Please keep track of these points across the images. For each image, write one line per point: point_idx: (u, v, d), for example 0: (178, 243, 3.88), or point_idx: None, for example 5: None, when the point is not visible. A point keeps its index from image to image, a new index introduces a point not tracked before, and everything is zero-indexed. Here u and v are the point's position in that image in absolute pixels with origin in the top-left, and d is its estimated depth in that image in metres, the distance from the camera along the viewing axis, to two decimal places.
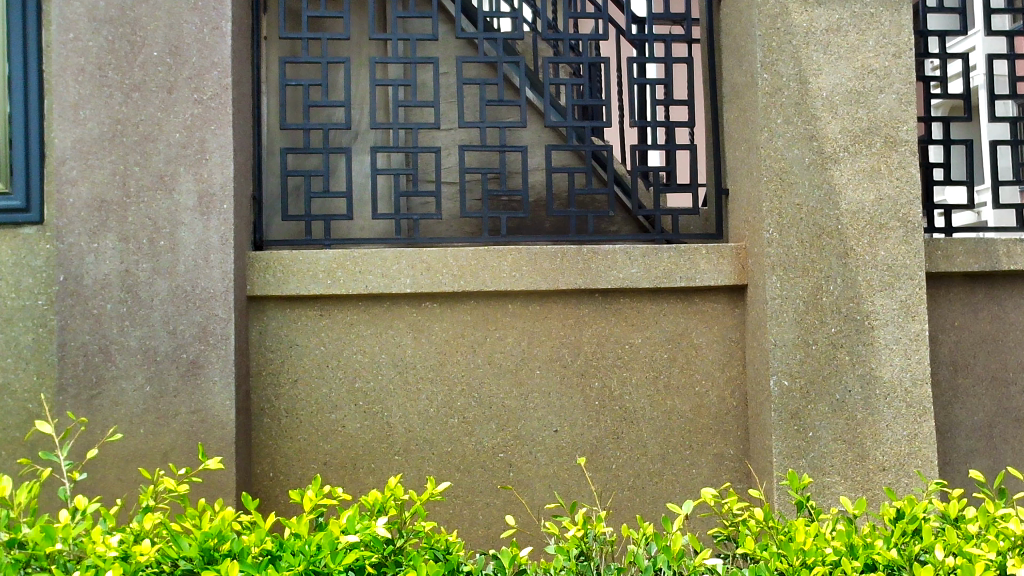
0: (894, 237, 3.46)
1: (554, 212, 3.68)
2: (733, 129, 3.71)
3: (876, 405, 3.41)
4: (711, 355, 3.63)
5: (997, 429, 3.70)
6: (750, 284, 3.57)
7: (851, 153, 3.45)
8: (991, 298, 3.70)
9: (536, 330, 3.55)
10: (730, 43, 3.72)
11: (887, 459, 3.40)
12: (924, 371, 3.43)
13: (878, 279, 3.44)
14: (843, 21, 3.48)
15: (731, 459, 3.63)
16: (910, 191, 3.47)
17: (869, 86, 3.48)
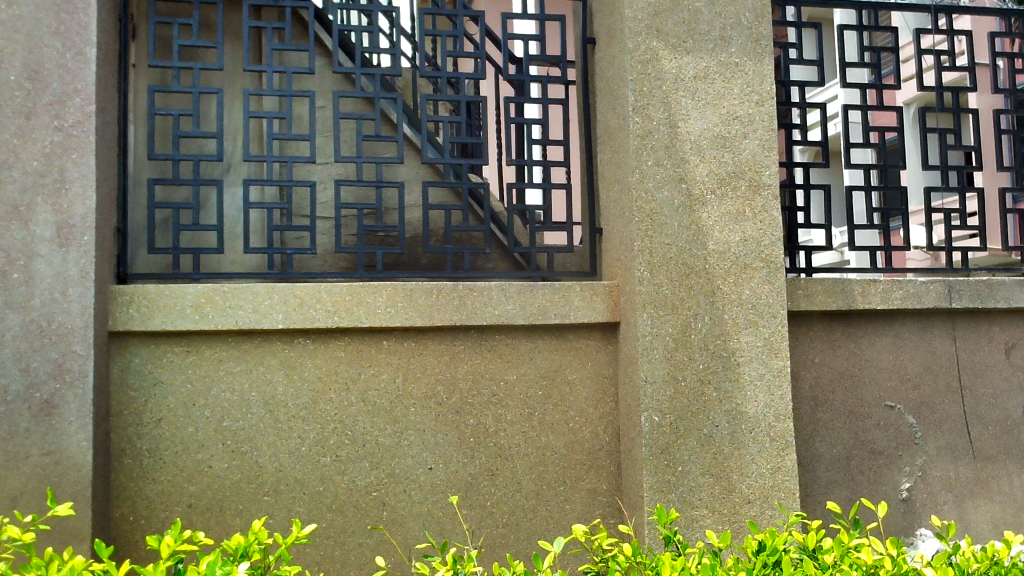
0: (758, 277, 3.59)
1: (430, 249, 3.68)
2: (607, 169, 3.80)
3: (742, 439, 3.51)
4: (584, 392, 3.68)
5: (855, 461, 3.85)
6: (621, 321, 3.64)
7: (718, 195, 3.58)
8: (848, 336, 3.88)
9: (411, 366, 3.52)
10: (604, 85, 3.82)
11: (752, 492, 3.51)
12: (786, 406, 3.57)
13: (743, 317, 3.56)
14: (710, 69, 3.63)
15: (603, 494, 3.67)
16: (773, 233, 3.62)
17: (734, 131, 3.63)
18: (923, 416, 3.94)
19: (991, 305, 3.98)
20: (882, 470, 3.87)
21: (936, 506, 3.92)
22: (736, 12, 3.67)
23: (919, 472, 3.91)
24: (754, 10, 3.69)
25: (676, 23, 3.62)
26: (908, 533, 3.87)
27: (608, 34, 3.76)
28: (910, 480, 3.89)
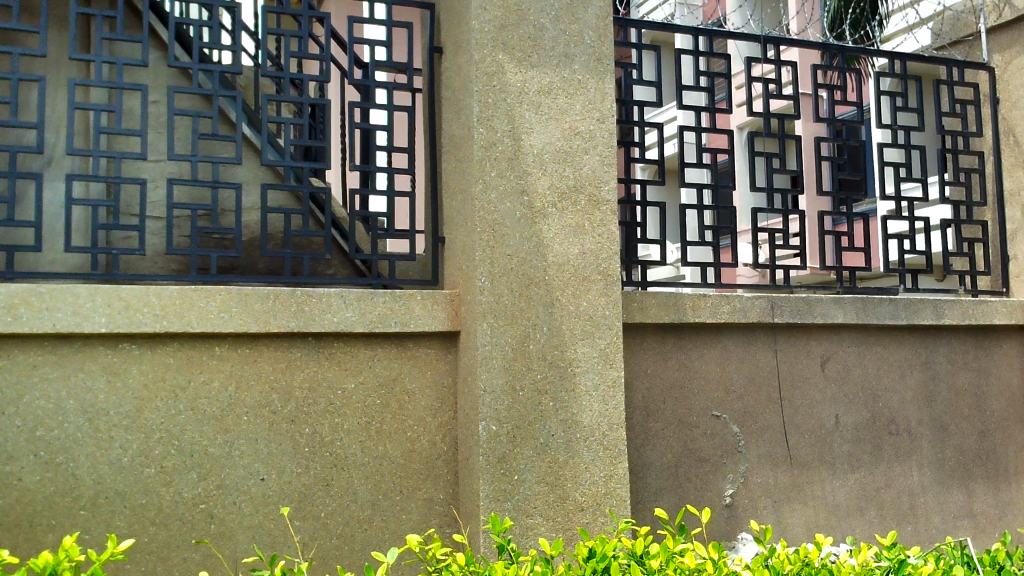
0: (595, 289, 3.68)
1: (267, 253, 3.57)
2: (451, 178, 3.80)
3: (576, 448, 3.59)
4: (423, 401, 3.67)
5: (683, 469, 4.00)
6: (462, 330, 3.65)
7: (558, 209, 3.65)
8: (679, 347, 4.03)
9: (244, 374, 3.41)
10: (450, 95, 3.83)
11: (586, 499, 3.58)
12: (619, 415, 3.67)
13: (580, 328, 3.64)
14: (553, 85, 3.70)
15: (440, 503, 3.66)
16: (610, 247, 3.72)
17: (576, 146, 3.71)
18: (747, 425, 4.14)
19: (810, 320, 4.21)
20: (708, 477, 4.04)
21: (756, 510, 4.11)
22: (579, 30, 3.76)
23: (741, 479, 4.09)
24: (597, 29, 3.79)
25: (522, 37, 3.67)
26: (731, 537, 4.04)
27: (454, 44, 3.78)
28: (733, 487, 4.08)
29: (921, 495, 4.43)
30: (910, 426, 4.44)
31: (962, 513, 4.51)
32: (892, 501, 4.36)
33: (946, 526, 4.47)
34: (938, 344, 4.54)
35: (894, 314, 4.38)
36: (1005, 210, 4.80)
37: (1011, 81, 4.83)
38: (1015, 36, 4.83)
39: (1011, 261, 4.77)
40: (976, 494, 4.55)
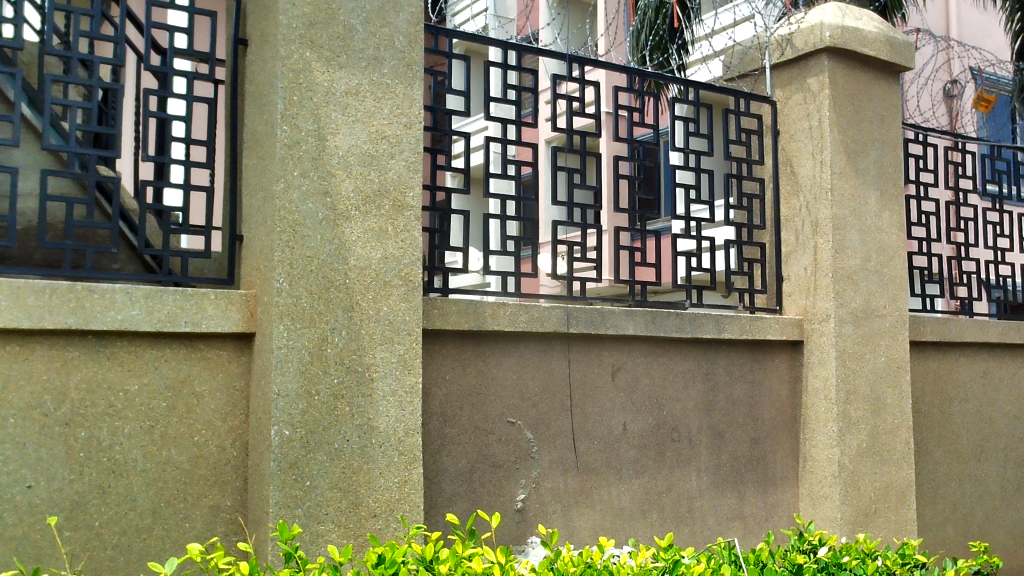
0: (396, 294, 3.68)
1: (45, 243, 3.33)
2: (251, 176, 3.69)
3: (371, 453, 3.56)
4: (212, 404, 3.53)
5: (477, 474, 4.05)
6: (257, 332, 3.54)
7: (361, 212, 3.62)
8: (477, 355, 4.09)
9: (13, 373, 3.16)
10: (254, 89, 3.71)
11: (378, 505, 3.57)
12: (415, 421, 3.67)
13: (380, 333, 3.62)
14: (361, 87, 3.67)
15: (226, 510, 3.54)
16: (412, 252, 3.73)
17: (381, 150, 3.69)
18: (540, 431, 4.25)
19: (603, 331, 4.38)
20: (501, 482, 4.11)
21: (545, 515, 4.23)
22: (390, 34, 3.75)
23: (533, 484, 4.20)
24: (408, 35, 3.79)
25: (331, 37, 3.62)
26: (520, 541, 4.14)
27: (260, 38, 3.67)
28: (525, 492, 4.17)
29: (698, 498, 4.70)
30: (690, 433, 4.71)
31: (733, 515, 4.82)
32: (671, 504, 4.60)
33: (718, 528, 4.76)
34: (718, 356, 4.84)
35: (680, 327, 4.63)
36: (781, 233, 5.18)
37: (790, 115, 5.23)
38: (794, 74, 5.24)
39: (785, 280, 5.16)
40: (746, 497, 4.88)
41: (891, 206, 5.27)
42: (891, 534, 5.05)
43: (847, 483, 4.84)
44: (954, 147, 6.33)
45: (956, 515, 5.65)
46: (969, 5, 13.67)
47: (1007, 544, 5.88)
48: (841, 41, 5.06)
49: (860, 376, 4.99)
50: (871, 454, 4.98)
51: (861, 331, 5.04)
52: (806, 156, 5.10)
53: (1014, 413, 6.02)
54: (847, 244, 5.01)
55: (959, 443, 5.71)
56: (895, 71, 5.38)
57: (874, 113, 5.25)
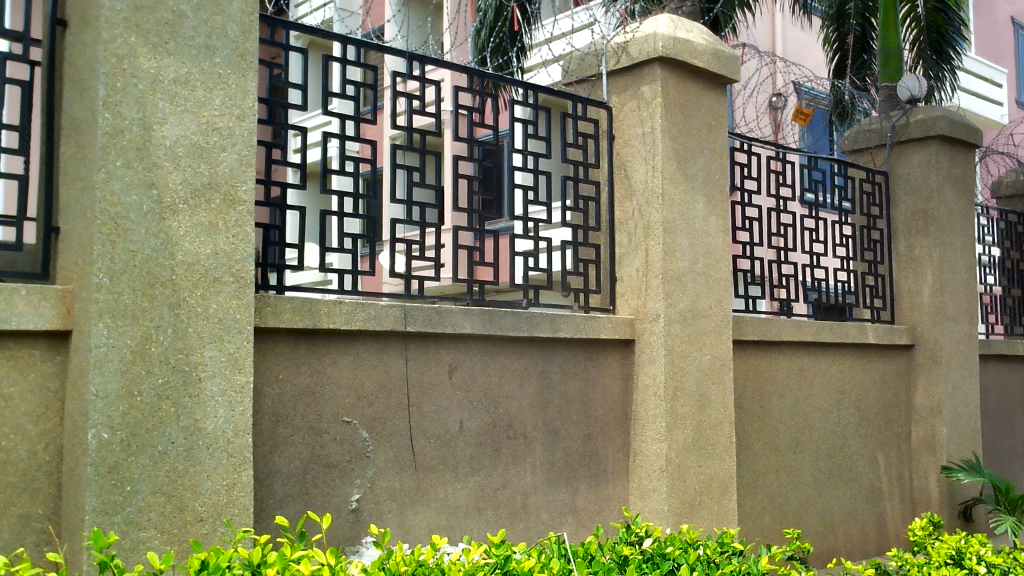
0: (226, 291, 3.56)
1: None
2: (69, 164, 3.48)
3: (198, 456, 3.44)
4: (22, 407, 3.31)
5: (309, 475, 3.98)
6: (74, 330, 3.35)
7: (190, 206, 3.49)
8: (311, 353, 4.02)
9: None
10: (73, 73, 3.51)
11: (204, 509, 3.45)
12: (245, 422, 3.57)
13: (208, 332, 3.50)
14: (191, 76, 3.53)
15: (37, 519, 3.33)
16: (244, 248, 3.62)
17: (212, 142, 3.57)
18: (376, 430, 4.22)
19: (441, 330, 4.39)
20: (335, 482, 4.06)
21: (380, 514, 4.20)
22: (222, 23, 3.62)
23: (368, 484, 4.17)
24: (242, 24, 3.68)
25: (158, 22, 3.46)
26: (353, 542, 4.10)
27: (80, 20, 3.48)
28: (359, 492, 4.13)
29: (533, 494, 4.78)
30: (525, 430, 4.78)
31: (565, 510, 4.93)
32: (506, 501, 4.66)
33: (552, 522, 4.86)
34: (553, 354, 4.94)
35: (517, 326, 4.70)
36: (615, 235, 5.35)
37: (625, 121, 5.40)
38: (629, 82, 5.41)
39: (618, 281, 5.32)
40: (579, 493, 5.00)
41: (718, 212, 5.52)
42: (713, 524, 5.29)
43: (673, 476, 5.05)
44: (776, 156, 6.69)
45: (773, 504, 5.98)
46: (792, 24, 14.51)
47: (818, 531, 6.28)
48: (673, 52, 5.26)
49: (687, 374, 5.21)
50: (695, 448, 5.21)
51: (689, 331, 5.26)
52: (639, 161, 5.29)
53: (826, 408, 6.43)
54: (676, 247, 5.22)
55: (776, 436, 6.05)
56: (723, 82, 5.63)
57: (703, 122, 5.49)
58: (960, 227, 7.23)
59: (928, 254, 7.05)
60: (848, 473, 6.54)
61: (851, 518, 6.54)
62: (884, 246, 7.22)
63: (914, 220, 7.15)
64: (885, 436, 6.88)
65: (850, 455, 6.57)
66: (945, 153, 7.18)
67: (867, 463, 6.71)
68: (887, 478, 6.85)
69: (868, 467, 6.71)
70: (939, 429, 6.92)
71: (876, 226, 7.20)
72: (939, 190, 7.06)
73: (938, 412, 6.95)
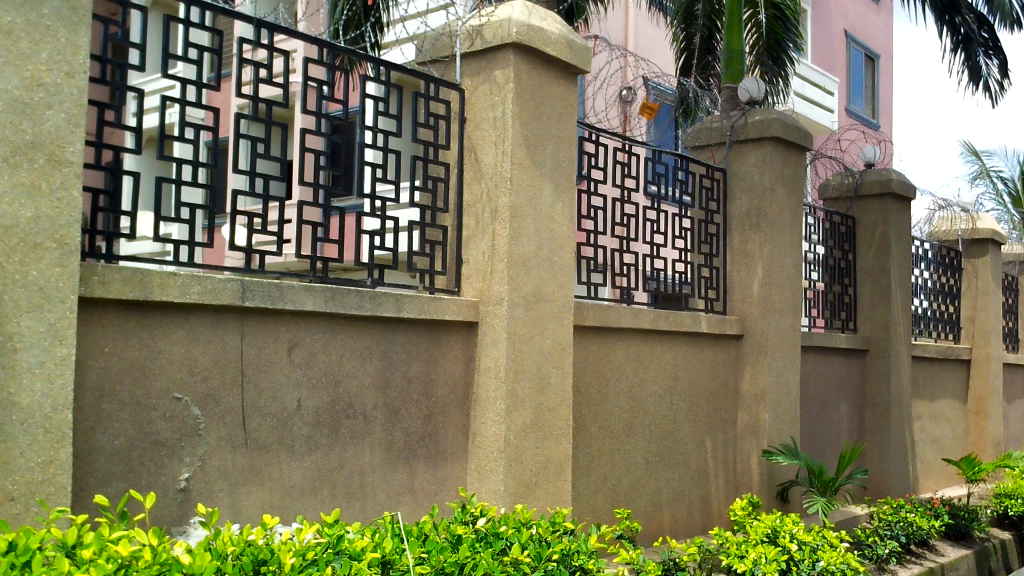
0: (48, 257, 3.36)
1: None
2: None
3: (10, 432, 3.24)
4: None
5: (135, 453, 3.82)
6: None
7: (9, 165, 3.27)
8: (141, 326, 3.86)
9: None
10: None
11: (16, 488, 3.25)
12: (65, 397, 3.38)
13: (26, 300, 3.30)
14: (15, 26, 3.31)
15: None
16: (70, 213, 3.41)
17: (37, 99, 3.35)
18: (208, 408, 4.09)
19: (281, 306, 4.30)
20: (163, 461, 3.91)
21: (209, 493, 4.08)
22: None
23: (198, 463, 4.04)
24: None
25: None
26: (180, 522, 3.97)
27: None
28: (189, 471, 4.00)
29: (370, 474, 4.75)
30: (365, 410, 4.74)
31: (403, 490, 4.93)
32: (343, 481, 4.62)
33: (388, 503, 4.85)
34: (396, 335, 4.92)
35: (360, 305, 4.65)
36: (462, 218, 5.38)
37: (476, 104, 5.43)
38: (482, 65, 5.43)
39: (463, 264, 5.35)
40: (417, 472, 5.00)
41: (563, 199, 5.62)
42: (548, 504, 5.41)
43: (511, 457, 5.13)
44: (622, 148, 6.86)
45: (605, 485, 6.18)
46: (644, 20, 14.93)
47: (647, 511, 6.53)
48: (526, 39, 5.31)
49: (527, 357, 5.30)
50: (533, 430, 5.31)
51: (531, 315, 5.34)
52: (489, 145, 5.32)
53: (659, 393, 6.68)
54: (522, 232, 5.29)
55: (611, 420, 6.24)
56: (574, 72, 5.72)
57: (553, 110, 5.57)
58: (788, 225, 7.64)
59: (760, 249, 7.41)
60: (677, 455, 6.83)
61: (678, 499, 6.83)
62: (720, 240, 7.55)
63: (748, 217, 7.50)
64: (713, 421, 7.22)
65: (679, 439, 6.86)
66: (779, 154, 7.56)
67: (695, 447, 7.02)
68: (713, 461, 7.19)
69: (696, 451, 7.02)
70: (762, 415, 7.32)
71: (713, 220, 7.51)
72: (771, 189, 7.44)
73: (762, 399, 7.34)
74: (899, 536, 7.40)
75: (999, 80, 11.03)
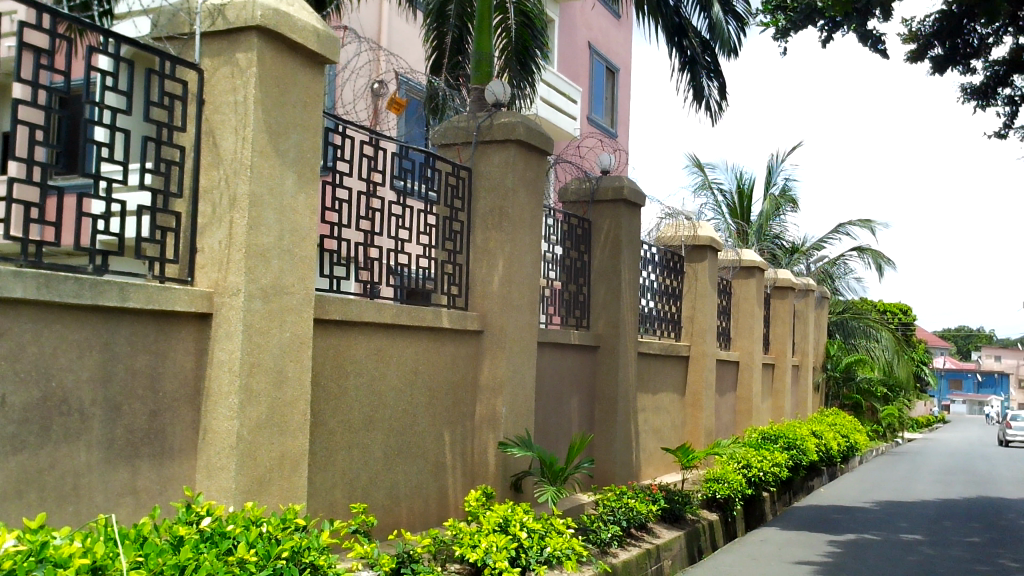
0: None
1: None
2: None
3: None
4: None
5: None
6: None
7: None
8: None
9: None
10: None
11: None
12: None
13: None
14: None
15: None
16: None
17: None
18: None
19: None
20: None
21: None
22: None
23: None
24: None
25: None
26: None
27: None
28: None
29: (86, 474, 4.43)
30: (82, 406, 4.41)
31: (124, 491, 4.63)
32: (54, 482, 4.28)
33: (105, 505, 4.54)
34: (119, 326, 4.61)
35: (78, 293, 4.33)
36: (197, 204, 5.15)
37: (215, 86, 5.20)
38: (224, 46, 5.21)
39: (197, 253, 5.12)
40: (140, 471, 4.72)
41: (306, 190, 5.51)
42: (281, 501, 5.29)
43: (242, 454, 4.96)
44: (369, 141, 6.81)
45: (343, 479, 6.14)
46: (397, 15, 14.95)
47: (383, 505, 6.55)
48: (272, 23, 5.13)
49: (264, 350, 5.14)
50: (268, 425, 5.17)
51: (269, 307, 5.19)
52: (228, 131, 5.13)
53: (400, 386, 6.73)
54: (261, 222, 5.14)
55: (350, 414, 6.21)
56: (321, 62, 5.61)
57: (298, 99, 5.43)
58: (529, 226, 7.93)
59: (501, 247, 7.65)
60: (415, 449, 6.90)
61: (416, 492, 6.90)
62: (463, 237, 7.71)
63: (490, 215, 7.71)
64: (451, 414, 7.37)
65: (418, 433, 6.94)
66: (521, 157, 7.81)
67: (433, 440, 7.13)
68: (450, 453, 7.33)
69: (434, 444, 7.13)
70: (499, 407, 7.55)
71: (457, 217, 7.66)
72: (514, 191, 7.68)
73: (499, 392, 7.57)
74: (620, 521, 7.90)
75: (719, 101, 12.05)
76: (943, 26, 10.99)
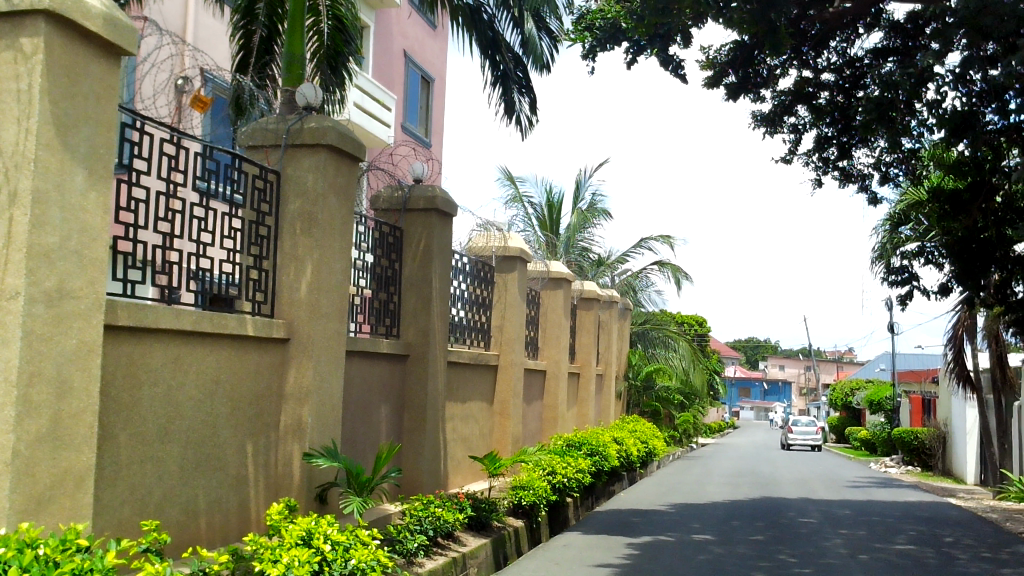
0: None
1: None
2: None
3: None
4: None
5: None
6: None
7: None
8: None
9: None
10: None
11: None
12: None
13: None
14: None
15: None
16: None
17: None
18: None
19: None
20: None
21: None
22: None
23: None
24: None
25: None
26: None
27: None
28: None
29: None
30: None
31: None
32: None
33: None
34: None
35: None
36: None
37: None
38: (6, 29, 4.82)
39: None
40: None
41: (98, 188, 5.17)
42: (62, 521, 4.93)
43: (19, 471, 4.59)
44: (170, 139, 6.48)
45: (133, 496, 5.80)
46: (203, 10, 14.41)
47: (178, 520, 6.24)
48: (61, 8, 4.79)
49: (46, 359, 4.78)
50: (48, 439, 4.80)
51: (52, 313, 4.83)
52: (10, 122, 4.76)
53: (199, 397, 6.43)
54: (46, 220, 4.78)
55: (143, 426, 5.87)
56: (118, 53, 5.29)
57: (90, 91, 5.08)
58: (338, 232, 7.80)
59: (309, 253, 7.48)
60: (215, 462, 6.61)
61: (215, 506, 6.62)
62: (269, 243, 7.47)
63: (298, 221, 7.53)
64: (255, 424, 7.12)
65: (218, 445, 6.65)
66: (333, 162, 7.68)
67: (234, 452, 6.86)
68: (252, 466, 7.08)
69: (234, 456, 6.86)
70: (304, 417, 7.37)
71: (263, 222, 7.42)
72: (324, 196, 7.53)
73: (304, 400, 7.39)
74: (427, 530, 7.88)
75: (529, 116, 12.32)
76: (737, 56, 11.77)
